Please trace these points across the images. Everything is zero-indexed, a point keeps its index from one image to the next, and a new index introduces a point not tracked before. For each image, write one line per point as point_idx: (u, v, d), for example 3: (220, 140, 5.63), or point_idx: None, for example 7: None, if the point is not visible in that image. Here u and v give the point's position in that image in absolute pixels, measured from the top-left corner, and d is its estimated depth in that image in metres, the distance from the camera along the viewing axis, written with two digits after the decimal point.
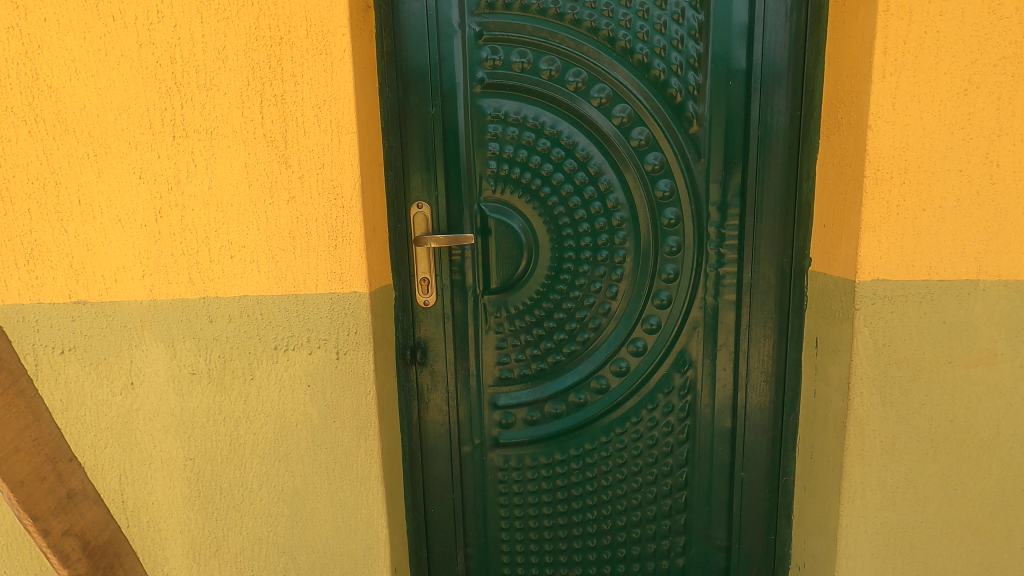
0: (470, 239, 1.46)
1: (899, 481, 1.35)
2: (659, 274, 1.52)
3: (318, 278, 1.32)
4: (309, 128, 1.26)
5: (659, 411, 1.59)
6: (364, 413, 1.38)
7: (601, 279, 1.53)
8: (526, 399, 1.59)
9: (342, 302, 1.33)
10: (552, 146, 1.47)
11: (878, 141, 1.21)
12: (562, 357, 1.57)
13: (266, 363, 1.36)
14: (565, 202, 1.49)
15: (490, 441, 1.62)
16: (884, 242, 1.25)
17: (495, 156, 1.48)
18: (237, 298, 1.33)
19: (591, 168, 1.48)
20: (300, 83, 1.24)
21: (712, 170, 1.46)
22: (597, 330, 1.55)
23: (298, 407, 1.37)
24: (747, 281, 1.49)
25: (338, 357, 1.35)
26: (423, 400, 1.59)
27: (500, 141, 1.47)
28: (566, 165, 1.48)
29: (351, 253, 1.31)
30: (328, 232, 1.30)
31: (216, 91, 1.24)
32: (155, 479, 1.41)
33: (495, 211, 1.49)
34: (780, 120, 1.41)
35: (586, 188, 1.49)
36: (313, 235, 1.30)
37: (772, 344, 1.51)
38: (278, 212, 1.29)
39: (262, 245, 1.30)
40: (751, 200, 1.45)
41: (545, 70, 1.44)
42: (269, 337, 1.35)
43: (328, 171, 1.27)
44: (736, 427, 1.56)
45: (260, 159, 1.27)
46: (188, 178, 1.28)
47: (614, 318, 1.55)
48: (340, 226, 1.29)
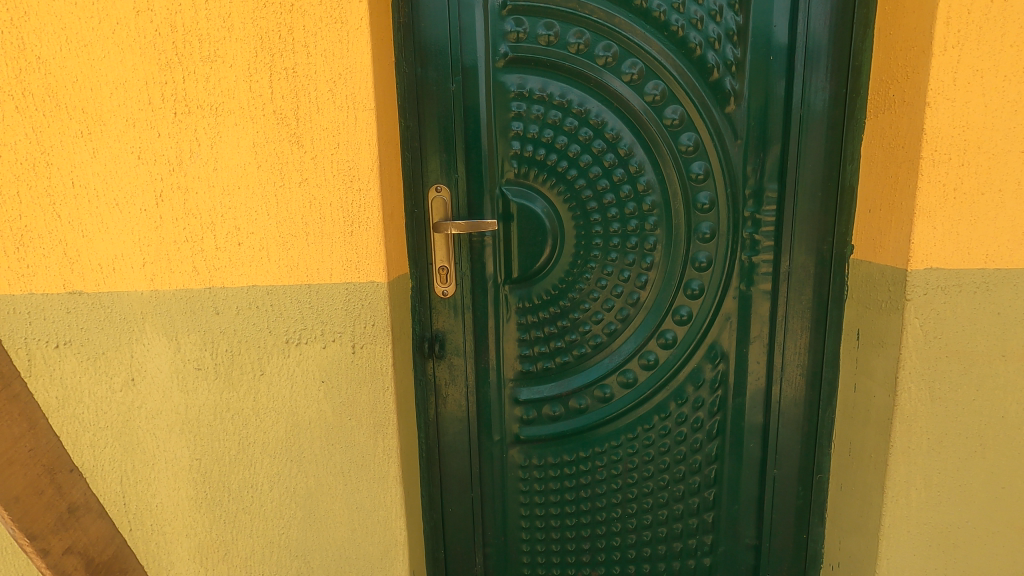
0: (495, 225, 1.38)
1: (945, 479, 1.29)
2: (690, 262, 1.44)
3: (333, 267, 1.22)
4: (322, 103, 1.16)
5: (689, 406, 1.51)
6: (381, 411, 1.30)
7: (629, 267, 1.45)
8: (548, 394, 1.52)
9: (358, 292, 1.24)
10: (579, 125, 1.38)
11: (936, 120, 1.13)
12: (586, 350, 1.50)
13: (276, 358, 1.27)
14: (593, 186, 1.40)
15: (510, 437, 1.55)
16: (939, 229, 1.17)
17: (518, 136, 1.38)
18: (245, 289, 1.23)
19: (621, 149, 1.39)
20: (312, 55, 1.14)
21: (749, 151, 1.37)
22: (624, 322, 1.48)
23: (311, 404, 1.29)
24: (784, 269, 1.41)
25: (354, 352, 1.26)
26: (440, 394, 1.51)
27: (524, 121, 1.38)
28: (593, 147, 1.39)
29: (368, 239, 1.21)
30: (344, 216, 1.20)
31: (220, 62, 1.14)
32: (159, 480, 1.33)
33: (518, 195, 1.41)
34: (822, 98, 1.33)
35: (615, 170, 1.40)
36: (328, 220, 1.21)
37: (808, 335, 1.44)
38: (288, 195, 1.19)
39: (272, 231, 1.21)
40: (790, 183, 1.37)
41: (573, 44, 1.34)
42: (280, 330, 1.26)
43: (343, 151, 1.18)
44: (769, 423, 1.50)
45: (269, 137, 1.17)
46: (191, 158, 1.18)
47: (642, 309, 1.47)
48: (356, 211, 1.20)
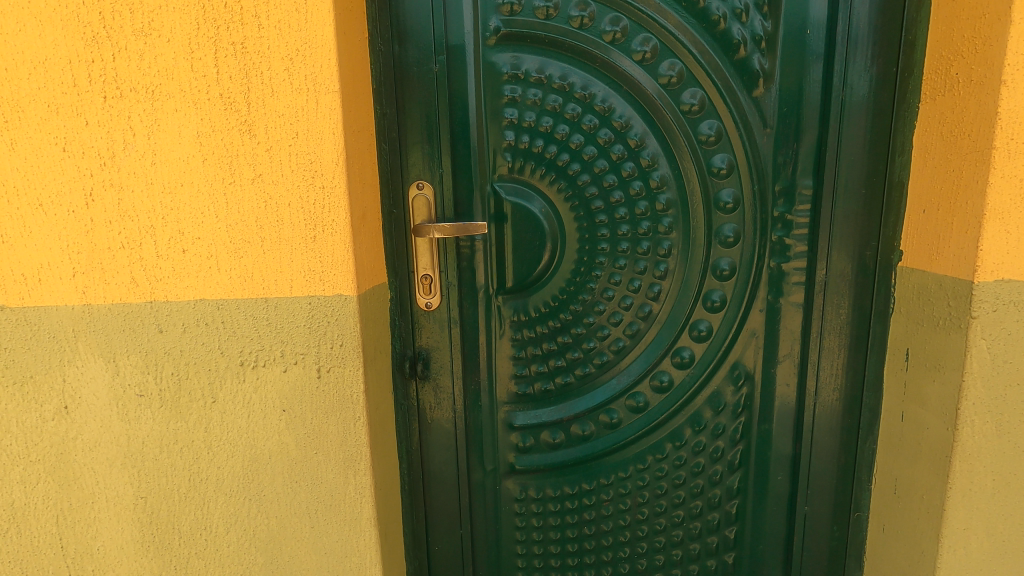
0: (485, 228, 1.20)
1: (1010, 526, 1.10)
2: (711, 269, 1.25)
3: (293, 278, 1.05)
4: (277, 84, 0.97)
5: (708, 434, 1.33)
6: (352, 444, 1.12)
7: (640, 276, 1.26)
8: (547, 419, 1.34)
9: (323, 307, 1.06)
10: (582, 112, 1.19)
11: (1013, 103, 0.94)
12: (591, 369, 1.31)
13: (230, 383, 1.10)
14: (598, 182, 1.22)
15: (504, 467, 1.37)
16: (1012, 234, 0.98)
17: (512, 125, 1.20)
18: (192, 303, 1.06)
19: (631, 140, 1.20)
20: (264, 27, 0.95)
21: (780, 141, 1.18)
22: (634, 338, 1.29)
23: (272, 436, 1.12)
24: (820, 278, 1.22)
25: (319, 376, 1.09)
26: (425, 419, 1.34)
27: (519, 107, 1.20)
28: (599, 137, 1.20)
29: (333, 246, 1.04)
30: (305, 219, 1.02)
31: (156, 36, 0.96)
32: (100, 521, 1.16)
33: (513, 193, 1.23)
34: (867, 78, 1.14)
35: (624, 164, 1.21)
36: (286, 224, 1.03)
37: (847, 354, 1.25)
38: (239, 193, 1.01)
39: (221, 236, 1.03)
40: (828, 179, 1.18)
41: (576, 17, 1.15)
42: (233, 350, 1.08)
43: (302, 142, 0.99)
44: (800, 454, 1.31)
45: (216, 125, 0.99)
46: (126, 150, 1.00)
47: (655, 323, 1.28)
48: (319, 212, 1.02)
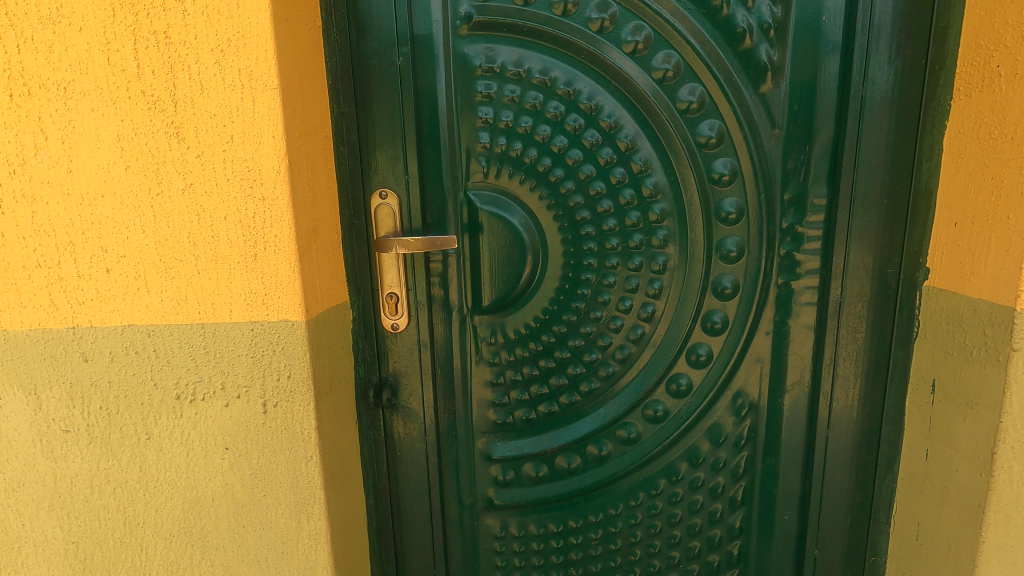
0: (455, 241, 1.06)
1: None
2: (711, 288, 1.11)
3: (232, 301, 0.92)
4: (207, 81, 0.84)
5: (707, 468, 1.20)
6: (305, 486, 1.00)
7: (631, 294, 1.12)
8: (529, 451, 1.21)
9: (268, 334, 0.93)
10: (566, 111, 1.06)
11: None
12: (577, 397, 1.18)
13: (166, 418, 0.97)
14: (584, 190, 1.08)
15: (483, 503, 1.24)
16: None
17: (487, 125, 1.07)
18: (120, 329, 0.93)
19: (620, 142, 1.06)
20: (191, 14, 0.82)
21: (790, 144, 1.04)
22: (624, 363, 1.16)
23: (215, 477, 1.00)
24: (834, 298, 1.08)
25: (266, 412, 0.96)
26: (394, 450, 1.21)
27: (495, 105, 1.06)
28: (585, 139, 1.07)
29: (278, 266, 0.91)
30: (244, 235, 0.90)
31: (66, 24, 0.82)
32: (28, 568, 1.04)
33: (489, 202, 1.09)
34: (891, 72, 1.00)
35: (613, 170, 1.08)
36: (223, 240, 0.90)
37: (863, 383, 1.11)
38: (169, 205, 0.88)
39: (150, 254, 0.90)
40: (844, 186, 1.04)
41: (558, 2, 1.01)
42: (168, 382, 0.95)
43: (239, 147, 0.86)
44: (810, 492, 1.18)
45: (139, 127, 0.86)
46: (37, 155, 0.86)
47: (648, 347, 1.15)
48: (261, 227, 0.89)
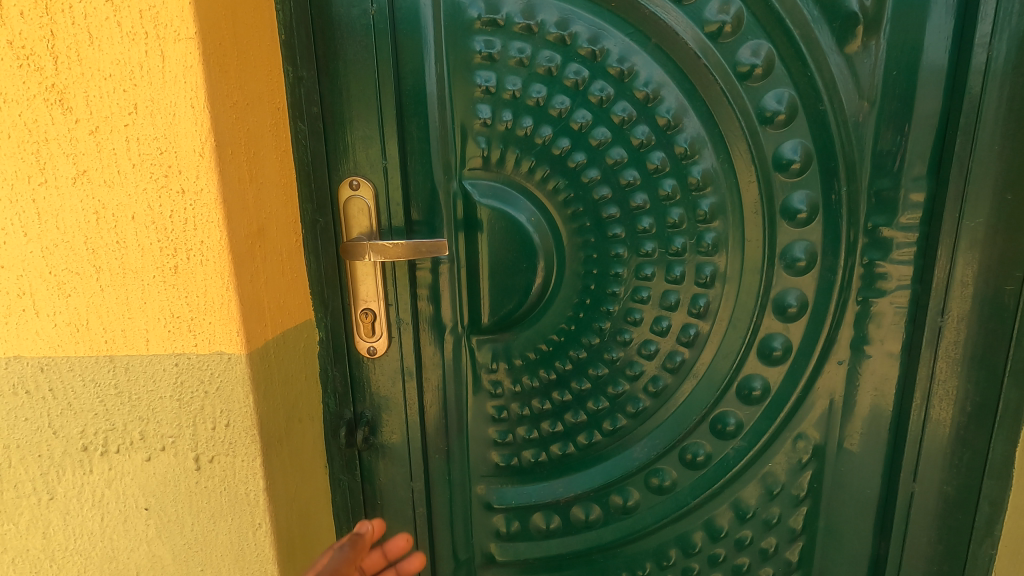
0: (445, 248, 0.84)
1: None
2: (771, 306, 0.88)
3: (149, 329, 0.69)
4: (94, 27, 0.60)
5: (757, 524, 0.98)
6: (254, 561, 0.78)
7: (669, 313, 0.89)
8: (539, 500, 0.99)
9: (196, 371, 0.71)
10: (590, 77, 0.82)
11: None
12: (598, 437, 0.96)
13: (73, 475, 0.75)
14: (612, 181, 0.85)
15: (482, 560, 1.02)
16: None
17: (488, 95, 0.83)
18: (4, 362, 0.71)
19: (660, 119, 0.82)
20: None
21: (882, 123, 0.80)
22: (657, 397, 0.93)
23: (139, 547, 0.78)
24: (931, 321, 0.85)
25: (199, 469, 0.74)
26: (374, 497, 0.99)
27: (498, 70, 0.82)
28: (614, 115, 0.82)
29: (206, 283, 0.68)
30: (159, 242, 0.66)
31: None
32: None
33: (491, 195, 0.86)
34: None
35: (649, 154, 0.84)
36: (132, 247, 0.67)
37: (962, 428, 0.88)
38: (57, 200, 0.65)
39: (36, 265, 0.67)
40: (953, 179, 0.80)
41: None
42: (72, 429, 0.73)
43: (146, 121, 0.63)
44: (883, 555, 0.96)
45: (9, 92, 0.62)
46: None
47: (688, 378, 0.92)
48: (180, 231, 0.66)
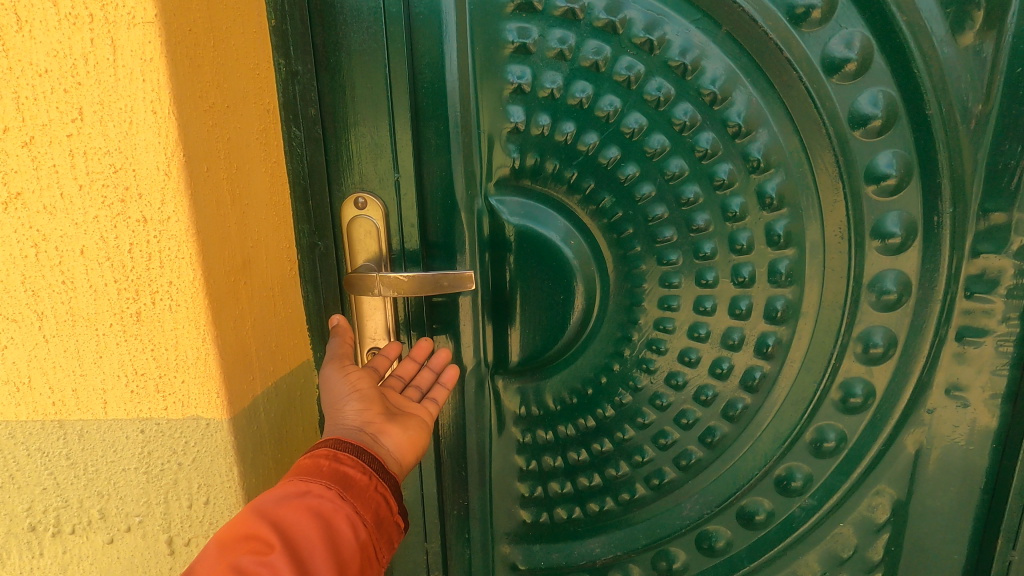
0: (471, 282, 0.68)
1: None
2: (852, 347, 0.74)
3: (107, 388, 0.56)
4: (21, 6, 0.46)
5: None
6: None
7: (732, 355, 0.75)
8: (572, 560, 0.86)
9: (168, 439, 0.57)
10: (646, 73, 0.67)
11: None
12: (642, 492, 0.83)
13: (19, 558, 0.62)
14: (670, 197, 0.70)
15: None
16: None
17: (521, 95, 0.68)
18: None
19: (731, 124, 0.67)
20: None
21: (1000, 133, 0.66)
22: (713, 449, 0.80)
23: None
24: None
25: (174, 552, 0.61)
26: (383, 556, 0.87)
27: (534, 64, 0.67)
28: (674, 120, 0.68)
29: (176, 334, 0.54)
30: (116, 283, 0.52)
31: None
32: None
33: (523, 214, 0.73)
34: None
35: (716, 167, 0.69)
36: (82, 289, 0.53)
37: None
38: None
39: None
40: None
41: None
42: (15, 506, 0.60)
43: (95, 131, 0.48)
44: None
45: None
46: None
47: (749, 428, 0.79)
48: (143, 270, 0.52)
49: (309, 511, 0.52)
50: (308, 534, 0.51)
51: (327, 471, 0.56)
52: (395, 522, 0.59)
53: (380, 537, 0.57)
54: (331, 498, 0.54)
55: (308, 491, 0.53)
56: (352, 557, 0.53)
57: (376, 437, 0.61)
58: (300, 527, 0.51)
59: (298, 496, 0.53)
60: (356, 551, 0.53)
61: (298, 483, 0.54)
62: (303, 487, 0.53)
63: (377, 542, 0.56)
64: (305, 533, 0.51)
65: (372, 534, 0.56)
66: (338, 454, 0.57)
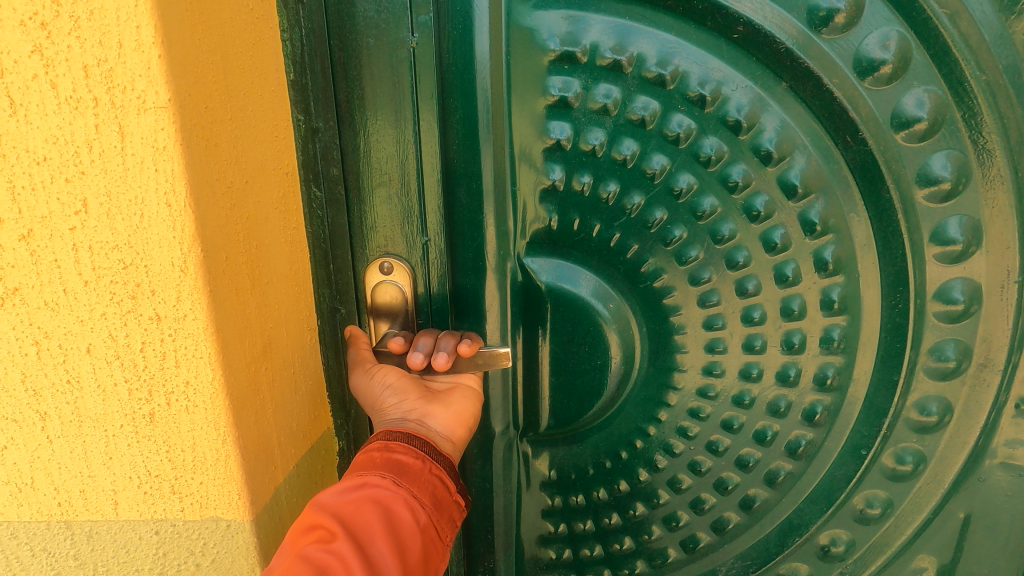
0: (506, 359, 0.64)
1: None
2: (905, 416, 0.69)
3: (118, 489, 0.51)
4: (15, 88, 0.40)
5: None
6: None
7: (775, 422, 0.72)
8: None
9: (184, 540, 0.53)
10: (698, 130, 0.61)
11: None
12: (676, 556, 0.79)
13: None
14: (718, 262, 0.66)
15: None
16: None
17: (560, 152, 0.63)
18: None
19: (787, 187, 0.62)
20: None
21: None
22: (751, 515, 0.76)
23: None
24: None
25: None
26: None
27: (576, 119, 0.62)
28: (727, 180, 0.63)
29: (192, 436, 0.49)
30: (127, 383, 0.48)
31: None
32: None
33: (557, 275, 0.67)
34: None
35: (770, 231, 0.64)
36: (89, 389, 0.48)
37: None
38: None
39: None
40: None
41: None
42: None
43: (101, 225, 0.43)
44: None
45: None
46: None
47: (790, 495, 0.75)
48: (158, 370, 0.47)
49: (369, 500, 0.52)
50: (369, 521, 0.51)
51: (381, 462, 0.55)
52: (454, 501, 0.58)
53: (441, 518, 0.56)
54: (388, 488, 0.53)
55: (365, 483, 0.53)
56: (414, 540, 0.53)
57: (422, 421, 0.61)
58: (361, 515, 0.51)
59: (356, 488, 0.53)
60: (417, 532, 0.53)
61: (355, 478, 0.54)
62: (360, 480, 0.53)
63: (438, 522, 0.56)
64: (366, 521, 0.50)
65: (431, 516, 0.55)
66: (389, 444, 0.57)
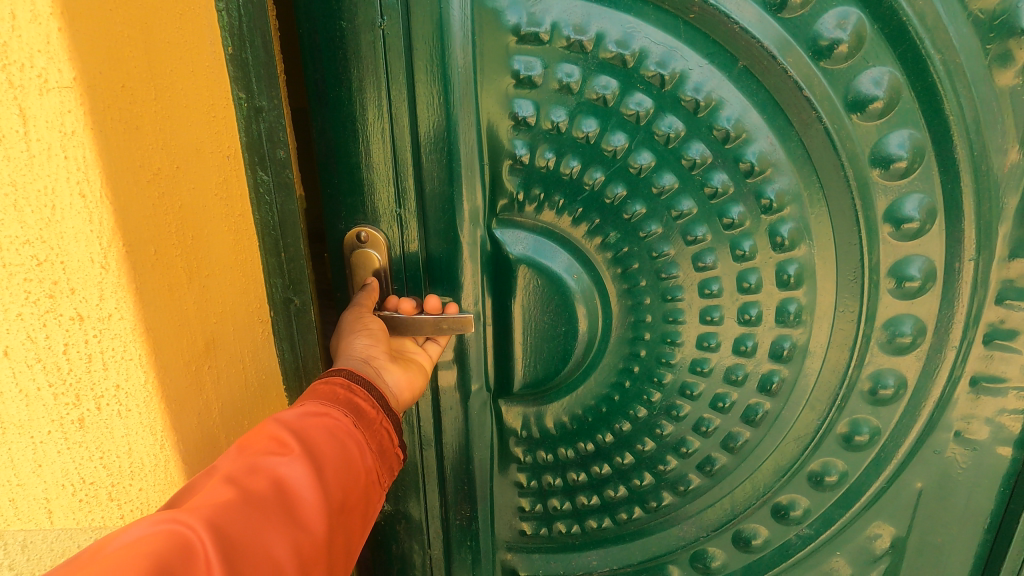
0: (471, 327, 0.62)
1: None
2: (860, 386, 0.68)
3: (49, 497, 0.48)
4: None
5: None
6: None
7: (733, 389, 0.70)
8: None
9: None
10: (656, 108, 0.59)
11: None
12: (640, 514, 0.79)
13: None
14: (676, 237, 0.64)
15: None
16: None
17: (524, 125, 0.60)
18: None
19: (749, 167, 0.60)
20: None
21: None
22: (711, 478, 0.75)
23: None
24: None
25: None
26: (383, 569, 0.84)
27: (540, 97, 0.59)
28: (684, 158, 0.60)
29: (123, 441, 0.46)
30: (53, 388, 0.44)
31: None
32: None
33: (533, 248, 0.65)
34: None
35: (727, 208, 0.62)
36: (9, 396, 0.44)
37: None
38: None
39: None
40: None
41: None
42: None
43: (6, 220, 0.39)
44: None
45: None
46: None
47: (746, 459, 0.74)
48: (84, 374, 0.44)
49: (329, 429, 0.49)
50: (325, 448, 0.47)
51: (343, 399, 0.52)
52: (396, 454, 0.55)
53: (384, 467, 0.53)
54: (346, 424, 0.50)
55: (328, 414, 0.50)
56: (360, 478, 0.49)
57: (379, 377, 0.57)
58: (319, 441, 0.47)
59: (318, 415, 0.49)
60: (364, 474, 0.50)
61: (317, 405, 0.50)
62: (323, 408, 0.50)
63: (380, 471, 0.53)
64: (324, 449, 0.47)
65: (377, 465, 0.52)
66: (352, 384, 0.53)
